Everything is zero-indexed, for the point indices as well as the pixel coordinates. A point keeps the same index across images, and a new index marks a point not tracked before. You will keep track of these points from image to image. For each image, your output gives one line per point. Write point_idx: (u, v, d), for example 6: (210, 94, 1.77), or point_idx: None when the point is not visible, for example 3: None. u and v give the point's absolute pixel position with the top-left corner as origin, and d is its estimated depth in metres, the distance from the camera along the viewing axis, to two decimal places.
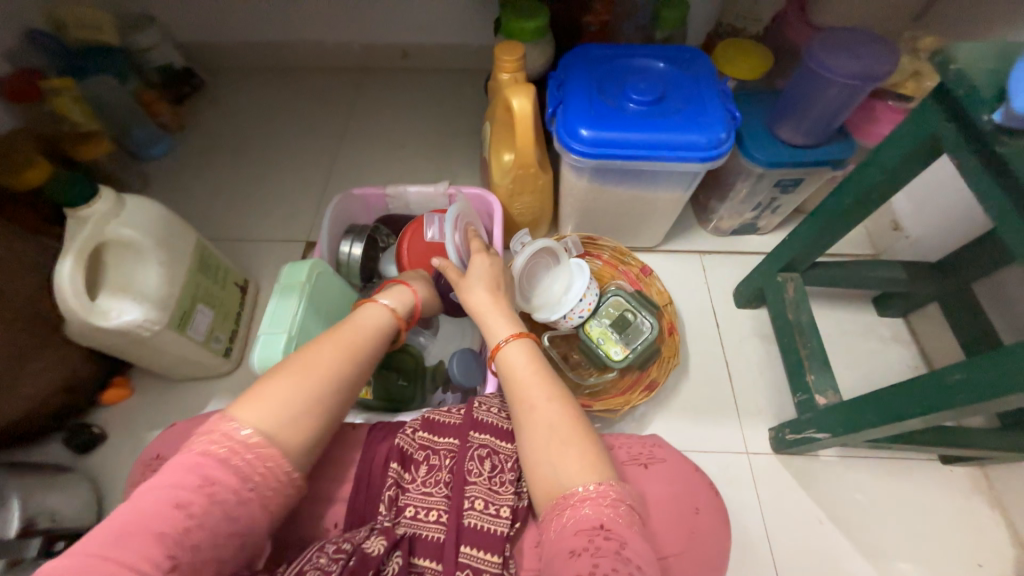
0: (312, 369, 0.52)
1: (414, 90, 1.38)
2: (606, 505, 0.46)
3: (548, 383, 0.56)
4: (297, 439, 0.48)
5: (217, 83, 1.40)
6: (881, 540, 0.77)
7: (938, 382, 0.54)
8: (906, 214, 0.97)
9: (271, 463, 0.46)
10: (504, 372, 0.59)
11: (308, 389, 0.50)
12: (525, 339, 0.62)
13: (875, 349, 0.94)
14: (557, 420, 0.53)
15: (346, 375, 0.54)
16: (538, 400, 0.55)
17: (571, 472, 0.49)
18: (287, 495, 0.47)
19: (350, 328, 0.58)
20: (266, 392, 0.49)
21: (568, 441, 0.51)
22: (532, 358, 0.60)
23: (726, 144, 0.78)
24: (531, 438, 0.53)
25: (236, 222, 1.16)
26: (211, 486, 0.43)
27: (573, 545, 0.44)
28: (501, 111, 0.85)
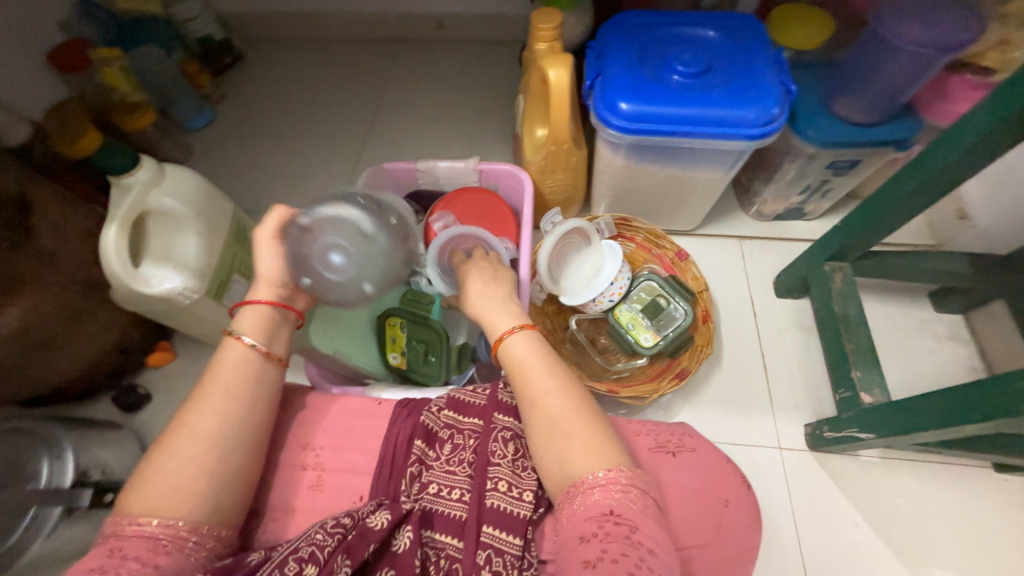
0: (185, 437, 0.49)
1: (448, 63, 1.34)
2: (616, 491, 0.45)
3: (552, 368, 0.53)
4: (198, 506, 0.46)
5: (255, 55, 1.41)
6: (920, 547, 0.73)
7: (1003, 387, 0.49)
8: (975, 202, 0.88)
9: (173, 529, 0.44)
10: (506, 363, 0.56)
11: (184, 460, 0.47)
12: (535, 332, 0.57)
13: (927, 347, 0.88)
14: (563, 411, 0.50)
15: (227, 430, 0.50)
16: (543, 391, 0.51)
17: (579, 458, 0.47)
18: (209, 548, 0.46)
19: (213, 379, 0.53)
20: (149, 474, 0.47)
21: (576, 428, 0.49)
22: (535, 346, 0.55)
23: (778, 120, 0.72)
24: (535, 427, 0.50)
25: (272, 195, 1.18)
26: (119, 552, 0.43)
27: (583, 531, 0.44)
28: (536, 84, 0.82)
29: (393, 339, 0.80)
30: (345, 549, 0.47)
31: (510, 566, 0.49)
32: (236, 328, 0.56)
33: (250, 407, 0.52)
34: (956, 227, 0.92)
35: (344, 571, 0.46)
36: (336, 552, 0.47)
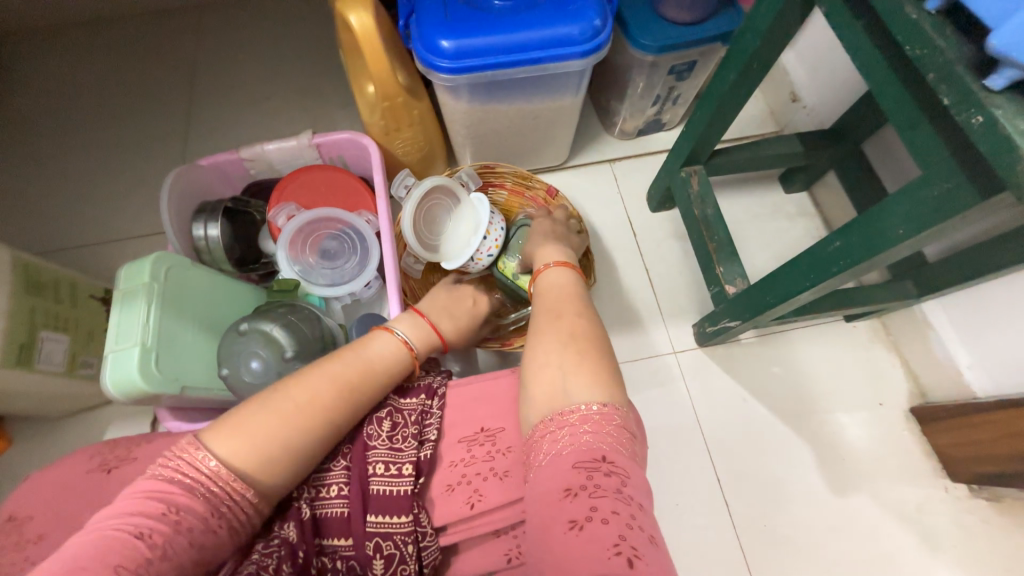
0: (307, 404, 0.48)
1: (265, 25, 1.16)
2: (606, 430, 0.43)
3: (579, 306, 0.56)
4: (274, 481, 0.45)
5: (12, 54, 1.13)
6: (799, 403, 0.83)
7: (821, 252, 0.52)
8: (802, 82, 0.94)
9: (237, 499, 0.43)
10: (540, 291, 0.62)
11: (293, 433, 0.46)
12: (571, 270, 0.64)
13: (782, 227, 0.95)
14: (574, 334, 0.51)
15: (343, 421, 0.50)
16: (563, 313, 0.54)
17: (580, 387, 0.46)
18: (250, 521, 0.44)
19: (356, 362, 0.53)
20: (252, 424, 0.45)
21: (585, 355, 0.49)
22: (569, 283, 0.61)
23: (605, 31, 0.69)
24: (546, 344, 0.50)
25: (86, 222, 0.98)
26: (175, 514, 0.39)
27: (568, 483, 0.40)
28: (346, 34, 0.71)
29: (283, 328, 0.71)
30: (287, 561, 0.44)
31: (403, 544, 0.48)
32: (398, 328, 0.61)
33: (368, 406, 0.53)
34: (791, 109, 0.97)
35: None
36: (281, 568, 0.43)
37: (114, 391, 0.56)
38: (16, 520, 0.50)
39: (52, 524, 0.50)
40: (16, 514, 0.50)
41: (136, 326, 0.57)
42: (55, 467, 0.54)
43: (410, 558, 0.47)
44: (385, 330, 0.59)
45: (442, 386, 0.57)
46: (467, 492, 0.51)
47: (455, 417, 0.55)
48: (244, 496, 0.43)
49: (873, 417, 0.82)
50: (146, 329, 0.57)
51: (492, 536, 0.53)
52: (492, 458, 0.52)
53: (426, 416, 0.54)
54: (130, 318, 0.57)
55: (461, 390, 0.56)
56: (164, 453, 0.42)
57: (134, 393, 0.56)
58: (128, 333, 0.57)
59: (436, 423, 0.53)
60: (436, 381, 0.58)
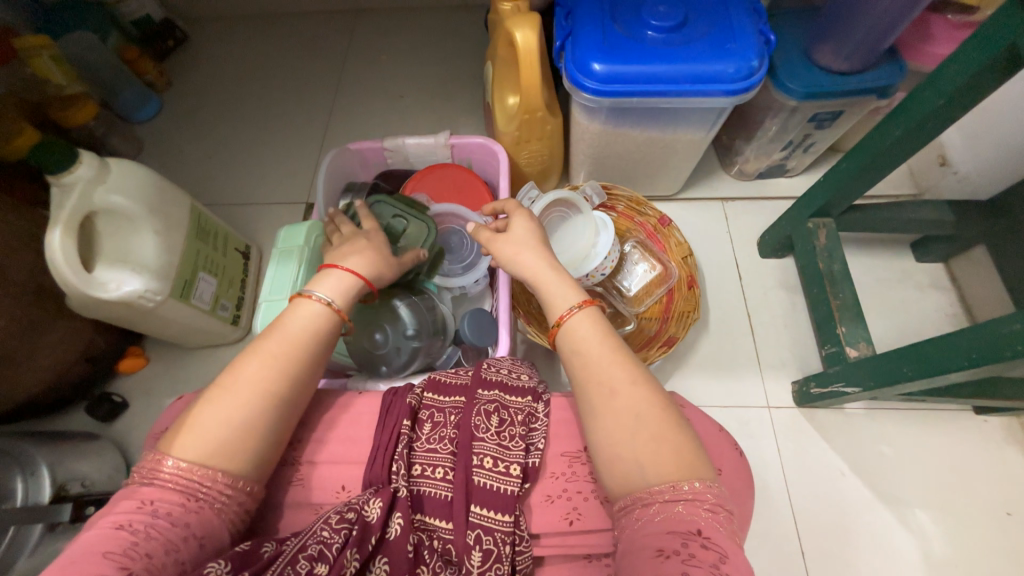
0: (242, 390, 0.47)
1: (411, 32, 1.27)
2: (702, 508, 0.42)
3: (626, 364, 0.49)
4: (241, 461, 0.46)
5: (202, 35, 1.32)
6: (906, 491, 0.75)
7: (990, 333, 0.48)
8: (957, 147, 0.87)
9: (209, 483, 0.44)
10: (568, 347, 0.52)
11: (235, 417, 0.46)
12: (596, 307, 0.53)
13: (909, 297, 0.88)
14: (642, 410, 0.46)
15: (287, 392, 0.48)
16: (616, 385, 0.48)
17: (662, 470, 0.44)
18: (242, 502, 0.46)
19: (280, 337, 0.50)
20: (193, 422, 0.45)
21: (658, 434, 0.45)
22: (601, 331, 0.51)
23: (758, 73, 0.69)
24: (608, 429, 0.46)
25: (236, 185, 1.12)
26: (151, 505, 0.42)
27: (661, 544, 0.41)
28: (503, 48, 0.77)
29: None
30: (353, 544, 0.46)
31: (502, 542, 0.49)
32: (316, 290, 0.53)
33: (310, 372, 0.51)
34: (937, 174, 0.91)
35: (354, 566, 0.45)
36: (346, 547, 0.45)
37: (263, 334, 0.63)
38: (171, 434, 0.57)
39: None
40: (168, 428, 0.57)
41: (288, 280, 0.65)
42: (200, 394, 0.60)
43: (506, 558, 0.48)
44: (303, 297, 0.52)
45: (546, 393, 0.58)
46: (566, 508, 0.52)
47: (560, 428, 0.55)
48: (215, 478, 0.44)
49: (995, 526, 0.73)
50: (295, 285, 0.65)
51: (580, 559, 0.53)
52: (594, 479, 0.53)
53: (531, 419, 0.55)
54: (284, 273, 0.65)
55: (565, 400, 0.57)
56: (135, 469, 0.45)
57: None
58: (281, 286, 0.64)
59: (542, 431, 0.54)
60: (539, 386, 0.59)
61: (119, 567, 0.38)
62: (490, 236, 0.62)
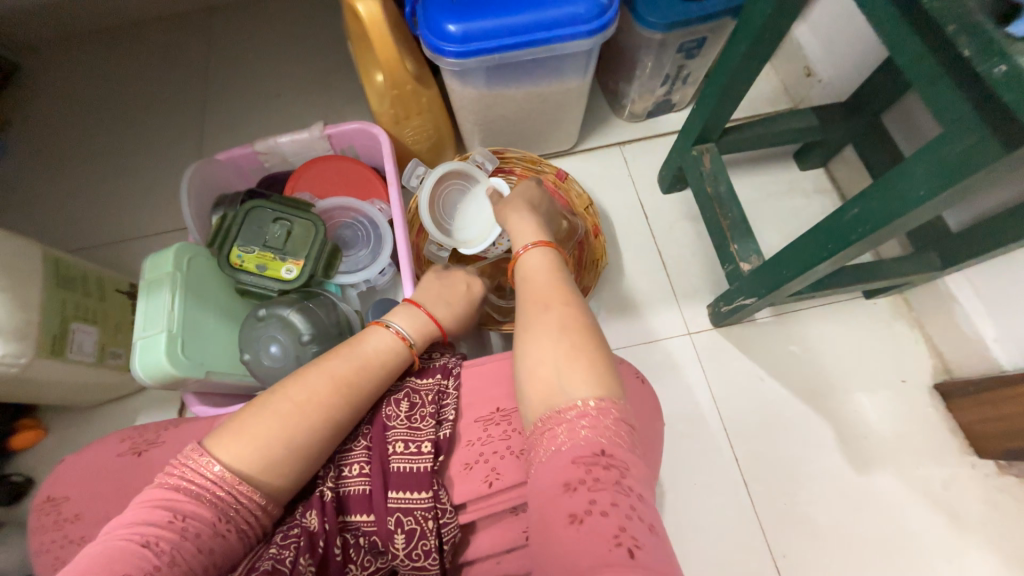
0: (309, 406, 0.49)
1: (276, 23, 1.18)
2: (605, 425, 0.42)
3: (566, 296, 0.54)
4: (280, 480, 0.47)
5: (37, 62, 1.17)
6: (819, 382, 0.82)
7: (839, 222, 0.51)
8: (816, 56, 0.92)
9: (246, 499, 0.45)
10: (523, 276, 0.60)
11: (295, 429, 0.48)
12: (553, 249, 0.62)
13: (798, 205, 0.94)
14: (568, 326, 0.49)
15: (342, 416, 0.51)
16: (549, 303, 0.52)
17: (575, 381, 0.45)
18: (261, 522, 0.47)
19: (350, 358, 0.54)
20: (253, 426, 0.47)
21: (578, 347, 0.47)
22: (550, 265, 0.59)
23: (611, 10, 0.69)
24: (536, 341, 0.49)
25: (110, 221, 1.01)
26: (182, 521, 0.41)
27: (568, 478, 0.39)
28: (353, 23, 0.72)
29: (264, 264, 0.67)
30: (306, 551, 0.46)
31: (424, 519, 0.48)
32: (393, 322, 0.60)
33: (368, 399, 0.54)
34: (805, 84, 0.95)
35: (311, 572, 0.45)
36: (298, 558, 0.45)
37: (144, 376, 0.58)
38: (52, 500, 0.52)
39: (90, 505, 0.51)
40: (53, 495, 0.53)
41: (162, 312, 0.59)
42: (87, 453, 0.55)
43: (430, 534, 0.48)
44: (380, 325, 0.59)
45: (457, 367, 0.58)
46: (485, 471, 0.52)
47: (472, 397, 0.56)
48: (251, 498, 0.45)
49: (895, 395, 0.80)
50: (172, 316, 0.59)
51: (511, 515, 0.54)
52: (508, 437, 0.53)
53: (442, 395, 0.55)
54: (156, 306, 0.59)
55: (473, 369, 0.57)
56: (175, 460, 0.45)
57: (164, 377, 0.58)
58: (156, 319, 0.59)
59: (453, 404, 0.54)
60: (451, 363, 0.59)
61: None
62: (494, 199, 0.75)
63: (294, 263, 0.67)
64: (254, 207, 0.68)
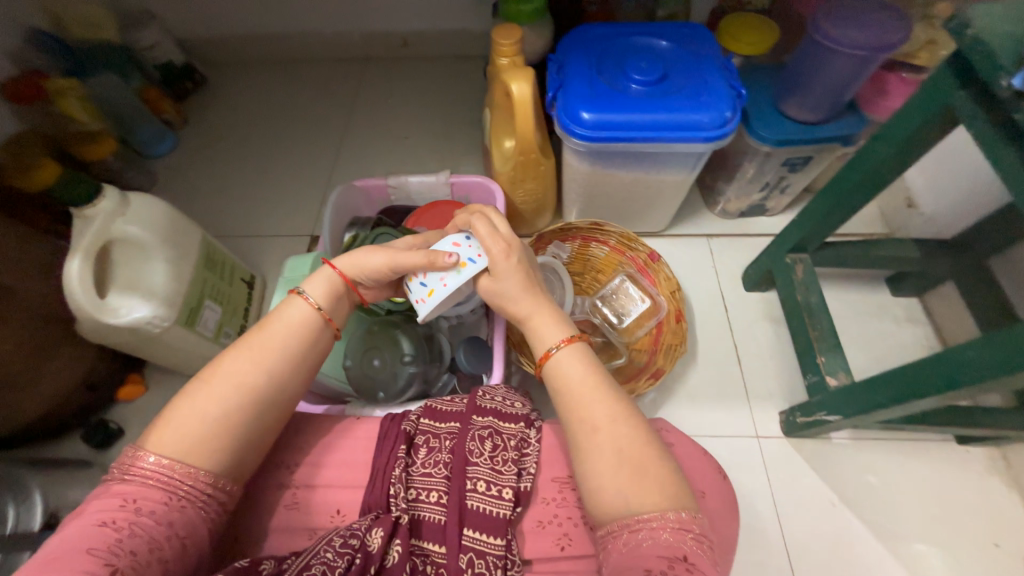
0: (221, 386, 0.49)
1: (415, 79, 1.37)
2: (683, 533, 0.45)
3: (610, 403, 0.52)
4: (215, 458, 0.48)
5: (220, 78, 1.41)
6: (897, 523, 0.76)
7: (948, 361, 0.51)
8: (920, 190, 0.94)
9: (190, 480, 0.46)
10: (555, 383, 0.55)
11: (212, 412, 0.48)
12: (579, 342, 0.56)
13: (887, 330, 0.92)
14: (622, 445, 0.49)
15: (261, 388, 0.50)
16: (596, 421, 0.51)
17: (643, 500, 0.47)
18: (218, 501, 0.48)
19: (260, 336, 0.53)
20: (175, 416, 0.48)
21: (637, 466, 0.48)
22: (586, 366, 0.54)
23: (732, 122, 0.76)
24: (592, 465, 0.49)
25: (244, 219, 1.17)
26: (134, 503, 0.44)
27: (648, 565, 0.43)
28: (500, 97, 0.84)
29: None
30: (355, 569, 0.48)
31: (494, 565, 0.51)
32: (305, 288, 0.57)
33: (290, 371, 0.53)
34: (905, 214, 0.97)
35: None
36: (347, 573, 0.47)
37: None
38: None
39: None
40: None
41: None
42: None
43: None
44: (294, 293, 0.57)
45: (538, 419, 0.62)
46: (557, 534, 0.56)
47: (551, 454, 0.59)
48: (193, 477, 0.46)
49: (985, 558, 0.73)
50: None
51: None
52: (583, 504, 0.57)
53: (524, 444, 0.59)
54: None
55: (554, 427, 0.62)
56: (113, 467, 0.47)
57: None
58: None
59: (534, 456, 0.58)
60: (531, 413, 0.63)
61: (106, 563, 0.40)
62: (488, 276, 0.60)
63: None
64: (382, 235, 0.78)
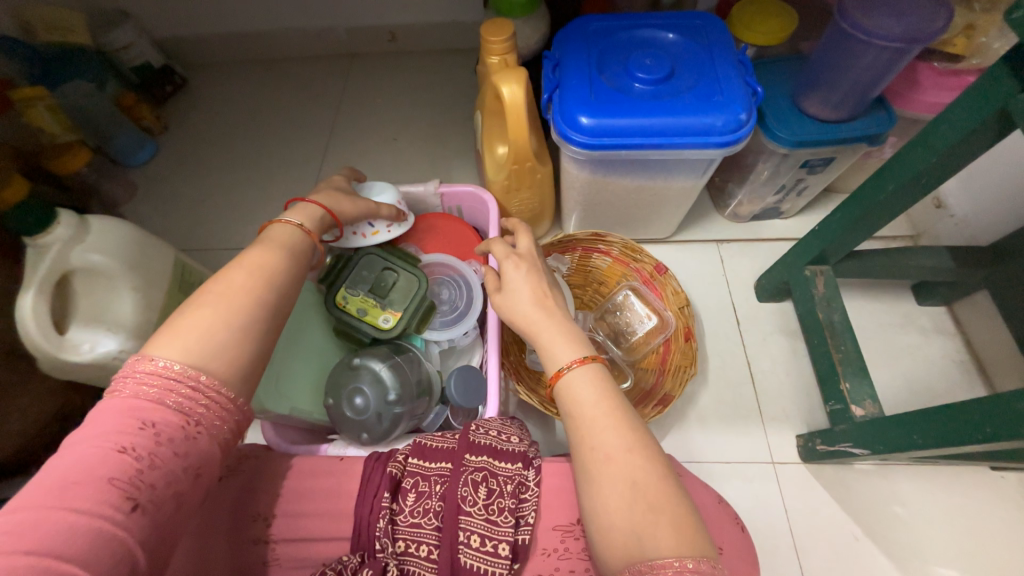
0: (231, 294, 0.44)
1: (405, 75, 1.30)
2: None
3: (626, 429, 0.45)
4: (229, 366, 0.42)
5: (200, 79, 1.34)
6: (930, 558, 0.71)
7: (1000, 406, 0.45)
8: (951, 191, 0.87)
9: (211, 396, 0.40)
10: (566, 405, 0.49)
11: (230, 314, 0.43)
12: (596, 363, 0.50)
13: (914, 343, 0.85)
14: (639, 477, 0.43)
15: (271, 297, 0.46)
16: (610, 448, 0.44)
17: (662, 544, 0.40)
18: (238, 421, 0.43)
19: (263, 248, 0.49)
20: (186, 324, 0.41)
21: (655, 504, 0.42)
22: (599, 388, 0.48)
23: (747, 125, 0.68)
24: (604, 500, 0.43)
25: (229, 231, 1.12)
26: (153, 428, 0.37)
27: None
28: (491, 100, 0.77)
29: (364, 310, 0.70)
30: None
31: None
32: (292, 215, 0.55)
33: (297, 283, 0.50)
34: (934, 216, 0.90)
35: None
36: None
37: None
38: None
39: None
40: None
41: None
42: None
43: None
44: (279, 221, 0.54)
45: (537, 457, 0.56)
46: None
47: (552, 499, 0.53)
48: (219, 393, 0.40)
49: None
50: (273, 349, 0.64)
51: None
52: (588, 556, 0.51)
53: (522, 488, 0.53)
54: None
55: (556, 466, 0.55)
56: (118, 375, 0.39)
57: None
58: None
59: (533, 503, 0.52)
60: (530, 449, 0.57)
61: (128, 497, 0.35)
62: (496, 281, 0.60)
63: (391, 314, 0.70)
64: (365, 255, 0.72)
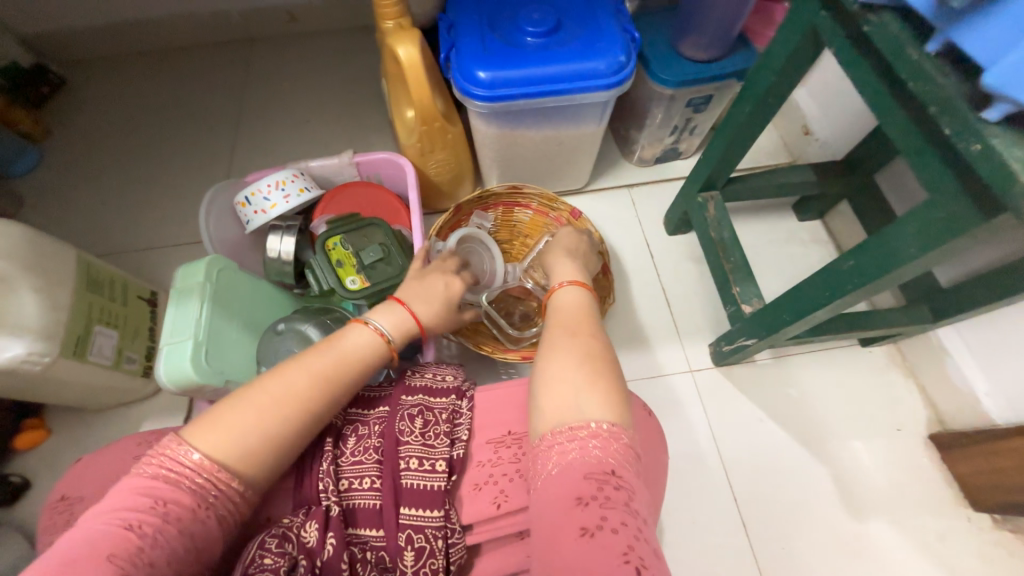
0: (281, 400, 0.46)
1: (311, 56, 1.27)
2: (616, 445, 0.42)
3: (592, 329, 0.53)
4: (253, 469, 0.44)
5: (81, 76, 1.23)
6: (820, 427, 0.83)
7: (835, 272, 0.55)
8: (814, 117, 0.99)
9: (222, 488, 0.42)
10: (552, 310, 0.58)
11: (269, 421, 0.45)
12: (587, 293, 0.60)
13: (797, 254, 0.98)
14: (593, 355, 0.49)
15: (316, 406, 0.48)
16: (576, 334, 0.52)
17: (591, 403, 0.45)
18: (242, 511, 0.44)
19: (328, 354, 0.51)
20: (227, 419, 0.44)
21: (598, 374, 0.47)
22: (581, 305, 0.58)
23: (629, 67, 0.75)
24: (560, 366, 0.48)
25: (139, 232, 1.06)
26: (164, 505, 0.40)
27: (579, 491, 0.39)
28: (392, 65, 0.79)
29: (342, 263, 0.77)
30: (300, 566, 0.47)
31: (433, 538, 0.51)
32: (373, 320, 0.57)
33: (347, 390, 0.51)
34: (803, 142, 1.02)
35: None
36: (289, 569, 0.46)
37: (168, 380, 0.63)
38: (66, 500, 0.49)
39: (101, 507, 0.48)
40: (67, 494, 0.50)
41: (192, 320, 0.64)
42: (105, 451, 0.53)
43: (438, 553, 0.50)
44: (361, 323, 0.56)
45: (471, 389, 0.60)
46: (494, 492, 0.55)
47: (484, 418, 0.58)
48: (231, 485, 0.43)
49: (890, 443, 0.82)
50: (200, 323, 0.64)
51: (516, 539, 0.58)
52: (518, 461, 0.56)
53: (456, 415, 0.57)
54: (185, 313, 0.64)
55: (486, 393, 0.60)
56: (148, 451, 0.43)
57: (185, 385, 0.62)
58: (185, 327, 0.64)
59: (467, 424, 0.57)
60: (464, 383, 0.61)
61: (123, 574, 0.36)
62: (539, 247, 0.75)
63: (359, 279, 0.76)
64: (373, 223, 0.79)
